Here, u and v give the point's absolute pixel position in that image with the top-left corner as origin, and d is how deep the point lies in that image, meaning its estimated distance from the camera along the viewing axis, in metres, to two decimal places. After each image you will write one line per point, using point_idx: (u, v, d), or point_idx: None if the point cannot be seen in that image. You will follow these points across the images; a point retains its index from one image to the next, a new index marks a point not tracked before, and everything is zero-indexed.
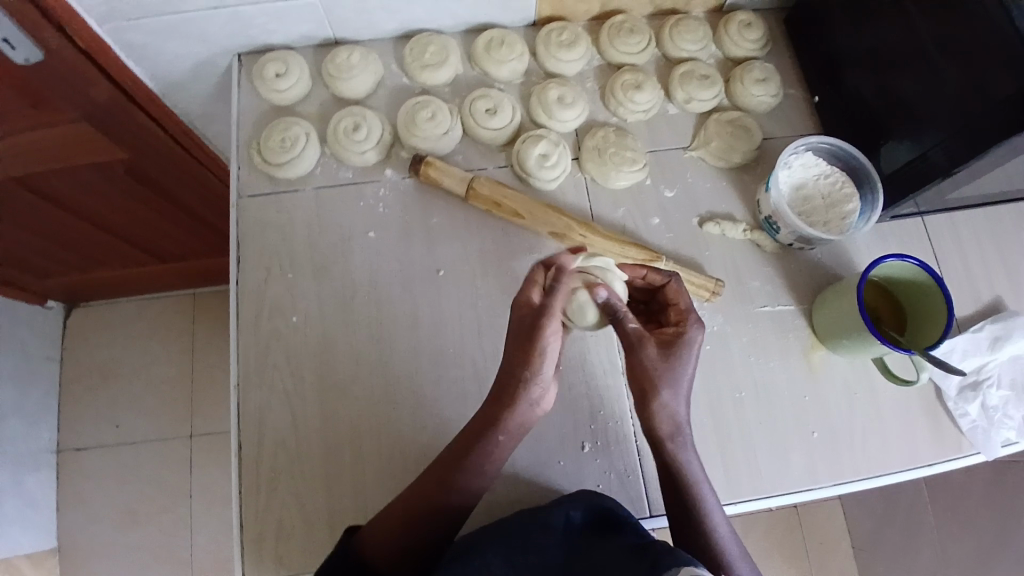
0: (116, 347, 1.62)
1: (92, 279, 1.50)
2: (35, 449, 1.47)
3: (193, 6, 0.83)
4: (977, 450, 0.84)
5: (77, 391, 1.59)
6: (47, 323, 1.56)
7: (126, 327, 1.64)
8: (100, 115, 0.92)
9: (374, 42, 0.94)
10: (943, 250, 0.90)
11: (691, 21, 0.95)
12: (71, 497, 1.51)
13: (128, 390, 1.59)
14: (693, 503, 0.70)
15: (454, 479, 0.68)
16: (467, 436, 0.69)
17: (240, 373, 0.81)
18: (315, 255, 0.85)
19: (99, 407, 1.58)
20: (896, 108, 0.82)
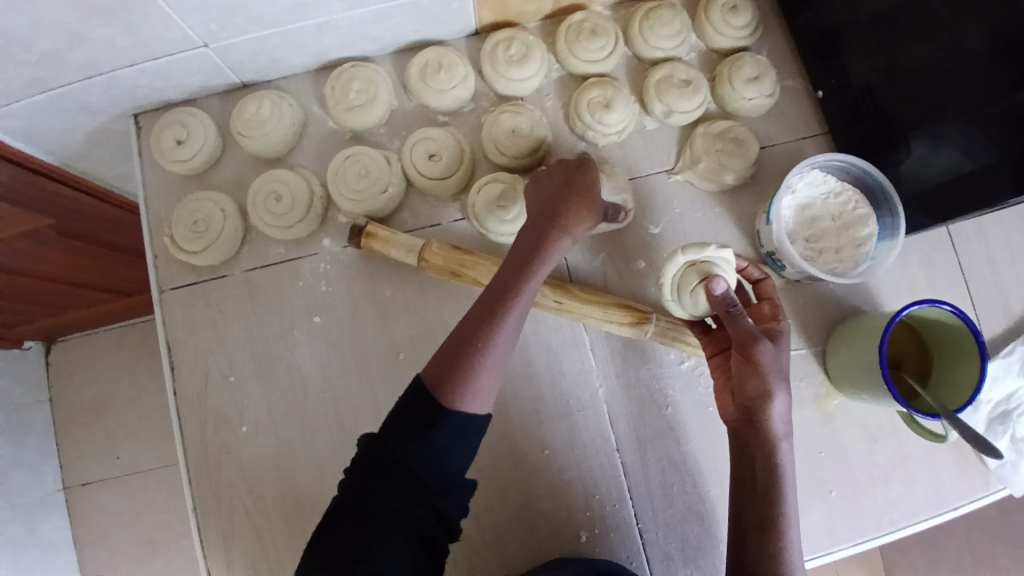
0: (103, 378, 1.26)
1: (56, 325, 1.16)
2: (40, 503, 1.17)
3: (63, 79, 0.68)
4: (1004, 485, 0.74)
5: (72, 433, 1.25)
6: (29, 366, 1.22)
7: (108, 362, 1.27)
8: (13, 195, 0.75)
9: (290, 80, 0.80)
10: (970, 259, 0.78)
11: (665, 10, 0.78)
12: (88, 545, 1.22)
13: (127, 421, 1.26)
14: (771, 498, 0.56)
15: (495, 336, 0.56)
16: (490, 299, 0.58)
17: (194, 498, 0.72)
18: (256, 352, 0.75)
19: (98, 446, 1.25)
20: (910, 115, 0.69)
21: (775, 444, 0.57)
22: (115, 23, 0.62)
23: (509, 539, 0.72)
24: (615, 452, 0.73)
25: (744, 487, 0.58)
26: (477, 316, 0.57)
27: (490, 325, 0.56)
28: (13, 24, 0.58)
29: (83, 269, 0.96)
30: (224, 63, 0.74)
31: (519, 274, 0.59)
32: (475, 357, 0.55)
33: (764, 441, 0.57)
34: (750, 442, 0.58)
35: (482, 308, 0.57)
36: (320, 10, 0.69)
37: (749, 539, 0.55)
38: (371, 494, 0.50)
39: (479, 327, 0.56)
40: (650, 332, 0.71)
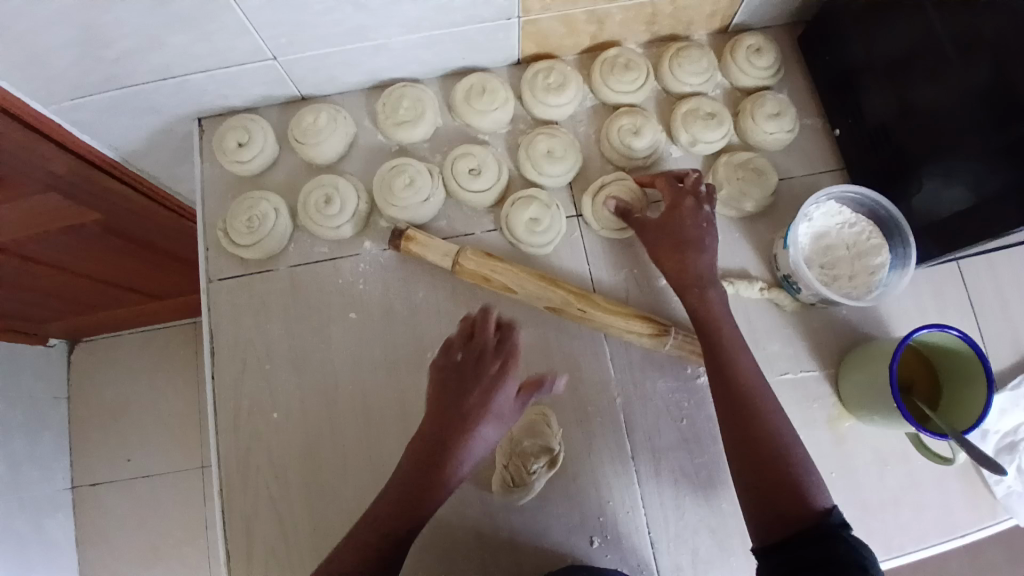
0: (130, 375, 1.31)
1: (90, 323, 1.22)
2: (47, 502, 1.20)
3: (141, 79, 0.75)
4: (1012, 515, 0.75)
5: (88, 432, 1.29)
6: (52, 364, 1.27)
7: (135, 361, 1.32)
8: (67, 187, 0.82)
9: (344, 96, 0.87)
10: (981, 295, 0.81)
11: (693, 50, 0.84)
12: (92, 545, 1.24)
13: (147, 420, 1.29)
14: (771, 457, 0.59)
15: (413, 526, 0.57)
16: (429, 452, 0.58)
17: (222, 479, 0.75)
18: (292, 342, 0.79)
19: (118, 442, 1.28)
20: (921, 152, 0.73)
21: (764, 414, 0.62)
22: (196, 30, 0.69)
23: (523, 540, 0.73)
24: (630, 461, 0.75)
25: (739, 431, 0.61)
26: (406, 500, 0.57)
27: (415, 518, 0.57)
28: (102, 21, 0.65)
29: (121, 266, 1.03)
30: (286, 76, 0.81)
31: (440, 443, 0.57)
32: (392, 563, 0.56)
33: (755, 416, 0.61)
34: (743, 412, 0.62)
35: (422, 456, 0.58)
36: (378, 32, 0.76)
37: (780, 498, 0.57)
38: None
39: (410, 509, 0.57)
40: (669, 344, 0.75)
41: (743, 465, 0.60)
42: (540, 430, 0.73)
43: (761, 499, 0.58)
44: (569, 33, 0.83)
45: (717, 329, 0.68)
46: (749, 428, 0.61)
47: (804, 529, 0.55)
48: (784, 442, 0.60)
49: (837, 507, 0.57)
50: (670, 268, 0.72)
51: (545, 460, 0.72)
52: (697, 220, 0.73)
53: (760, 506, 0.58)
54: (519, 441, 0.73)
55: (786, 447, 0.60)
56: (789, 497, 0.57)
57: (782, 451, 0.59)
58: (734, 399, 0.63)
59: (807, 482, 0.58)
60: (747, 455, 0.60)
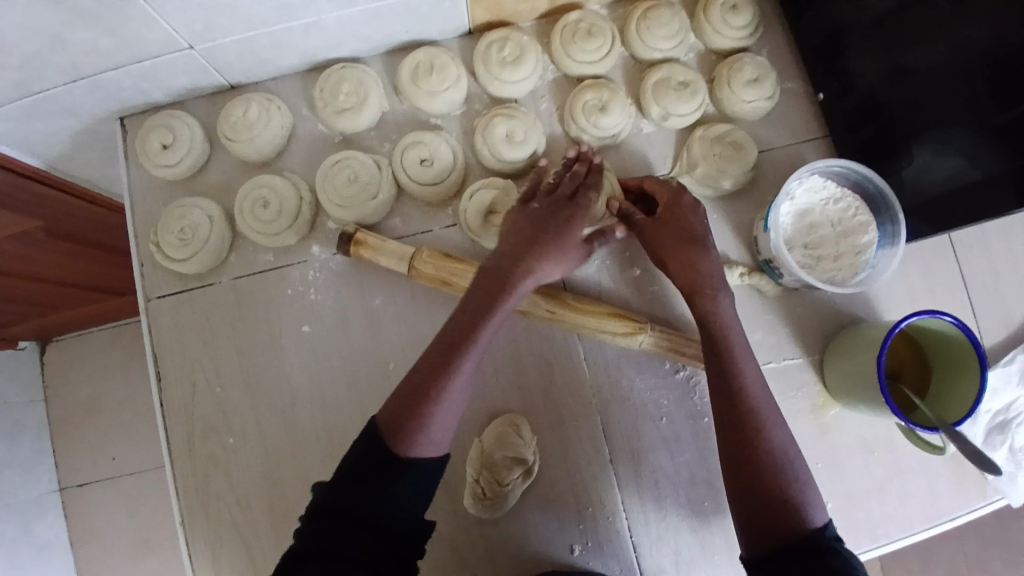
0: (95, 377, 1.26)
1: (48, 325, 1.16)
2: (33, 503, 1.17)
3: (44, 83, 0.66)
4: (1000, 495, 0.73)
5: (61, 437, 1.24)
6: (21, 364, 1.21)
7: (102, 362, 1.26)
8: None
9: (278, 81, 0.78)
10: (973, 267, 0.77)
11: (664, 9, 0.75)
12: (81, 547, 1.22)
13: (121, 422, 1.25)
14: (759, 457, 0.57)
15: (452, 377, 0.57)
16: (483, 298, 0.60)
17: (182, 509, 0.71)
18: (244, 360, 0.73)
19: (91, 447, 1.24)
20: (912, 122, 0.67)
21: (766, 430, 0.58)
22: (94, 25, 0.60)
23: (501, 552, 0.71)
24: (609, 464, 0.72)
25: (730, 442, 0.58)
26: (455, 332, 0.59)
27: (460, 351, 0.58)
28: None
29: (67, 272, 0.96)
30: (210, 65, 0.72)
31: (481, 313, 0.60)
32: (430, 396, 0.56)
33: (757, 433, 0.58)
34: (745, 427, 0.58)
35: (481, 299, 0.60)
36: (308, 11, 0.67)
37: (775, 515, 0.54)
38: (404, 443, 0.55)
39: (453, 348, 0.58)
40: (645, 342, 0.70)
41: (738, 482, 0.57)
42: (511, 441, 0.69)
43: (753, 514, 0.55)
44: None
45: (720, 345, 0.62)
46: (749, 445, 0.57)
47: (794, 542, 0.53)
48: (785, 462, 0.57)
49: (830, 523, 0.54)
50: (676, 271, 0.67)
51: (519, 471, 0.69)
52: (699, 217, 0.68)
53: (747, 517, 0.56)
54: (491, 454, 0.69)
55: (788, 466, 0.57)
56: (783, 510, 0.54)
57: (784, 471, 0.56)
58: (736, 412, 0.59)
59: (804, 498, 0.55)
60: (743, 472, 0.57)
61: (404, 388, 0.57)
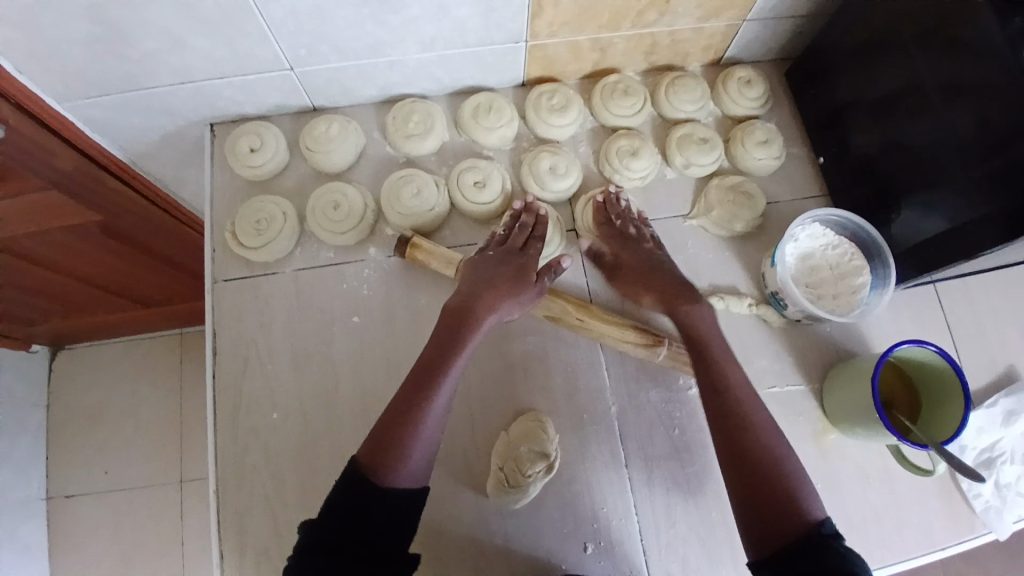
0: (103, 390, 1.33)
1: (71, 329, 1.25)
2: (20, 507, 1.20)
3: (157, 81, 0.78)
4: (988, 529, 0.79)
5: (63, 438, 1.30)
6: (32, 366, 1.29)
7: (113, 372, 1.34)
8: (68, 186, 0.83)
9: (354, 109, 0.90)
10: (957, 316, 0.87)
11: (688, 79, 0.90)
12: (62, 556, 1.24)
13: (119, 435, 1.31)
14: (750, 436, 0.63)
15: (424, 412, 0.63)
16: (444, 335, 0.69)
17: (218, 479, 0.75)
18: (294, 345, 0.80)
19: (89, 455, 1.30)
20: (903, 184, 0.78)
21: (756, 428, 0.64)
22: (217, 36, 0.72)
23: (517, 546, 0.74)
24: (624, 467, 0.77)
25: (729, 422, 0.65)
26: (417, 376, 0.66)
27: (425, 392, 0.64)
28: (131, 22, 0.68)
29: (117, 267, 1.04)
30: (301, 86, 0.84)
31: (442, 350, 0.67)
32: (408, 431, 0.62)
33: (744, 431, 0.64)
34: (738, 430, 0.64)
35: (441, 342, 0.68)
36: (394, 49, 0.80)
37: (772, 514, 0.59)
38: (385, 477, 0.60)
39: (418, 388, 0.65)
40: (662, 355, 0.78)
41: (738, 483, 0.62)
42: (536, 436, 0.75)
43: (756, 502, 0.60)
44: (574, 58, 0.87)
45: (708, 353, 0.70)
46: (742, 439, 0.63)
47: (796, 543, 0.56)
48: (775, 455, 0.62)
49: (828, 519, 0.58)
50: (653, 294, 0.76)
51: (542, 464, 0.73)
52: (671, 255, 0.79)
53: (753, 506, 0.60)
54: (516, 445, 0.74)
55: (777, 458, 0.62)
56: (784, 503, 0.59)
57: (778, 468, 0.61)
58: (732, 415, 0.65)
59: (802, 497, 0.59)
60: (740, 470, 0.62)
61: (380, 429, 0.63)
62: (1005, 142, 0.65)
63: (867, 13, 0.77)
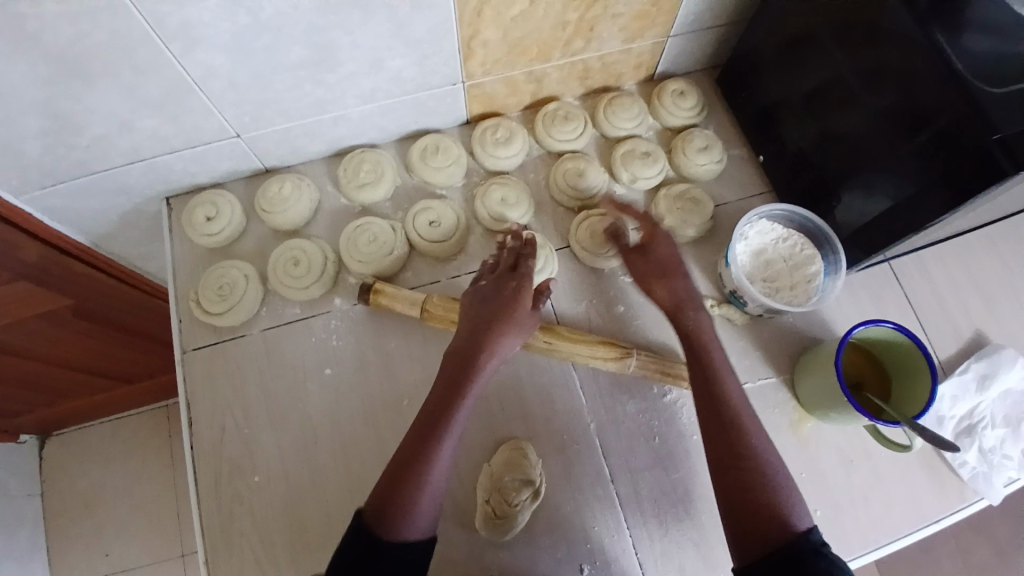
0: (98, 471, 1.33)
1: (55, 415, 1.25)
2: None
3: (106, 163, 0.79)
4: (981, 496, 0.80)
5: (62, 526, 1.30)
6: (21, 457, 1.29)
7: (106, 449, 1.35)
8: (33, 273, 0.83)
9: (305, 165, 0.92)
10: (914, 290, 0.89)
11: (625, 98, 0.93)
12: None
13: (116, 516, 1.31)
14: (748, 446, 0.63)
15: (430, 465, 0.61)
16: (448, 376, 0.66)
17: (205, 550, 0.74)
18: (270, 404, 0.80)
19: (88, 541, 1.29)
20: (840, 171, 0.81)
21: (748, 433, 0.64)
22: (161, 114, 0.74)
23: (514, 575, 0.74)
24: (610, 483, 0.77)
25: (722, 436, 0.64)
26: (427, 415, 0.64)
27: (431, 440, 0.62)
28: (75, 111, 0.70)
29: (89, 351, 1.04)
30: (250, 150, 0.86)
31: (445, 395, 0.65)
32: (411, 483, 0.60)
33: (745, 440, 0.63)
34: (733, 440, 0.63)
35: (446, 386, 0.65)
36: (336, 105, 0.82)
37: (760, 527, 0.59)
38: (391, 530, 0.58)
39: (423, 436, 0.63)
40: (632, 366, 0.79)
41: (728, 497, 0.62)
42: (518, 463, 0.75)
43: (739, 510, 0.60)
44: (511, 92, 0.91)
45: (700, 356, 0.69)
46: (739, 454, 0.62)
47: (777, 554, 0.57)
48: (770, 463, 0.62)
49: (815, 529, 0.58)
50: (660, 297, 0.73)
51: (528, 492, 0.73)
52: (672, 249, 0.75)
53: (739, 513, 0.60)
54: (500, 476, 0.74)
55: (770, 473, 0.61)
56: (772, 520, 0.58)
57: (764, 471, 0.61)
58: (722, 424, 0.64)
59: (788, 508, 0.59)
60: (732, 489, 0.61)
61: (384, 478, 0.61)
62: (919, 122, 0.69)
63: (786, 19, 0.82)
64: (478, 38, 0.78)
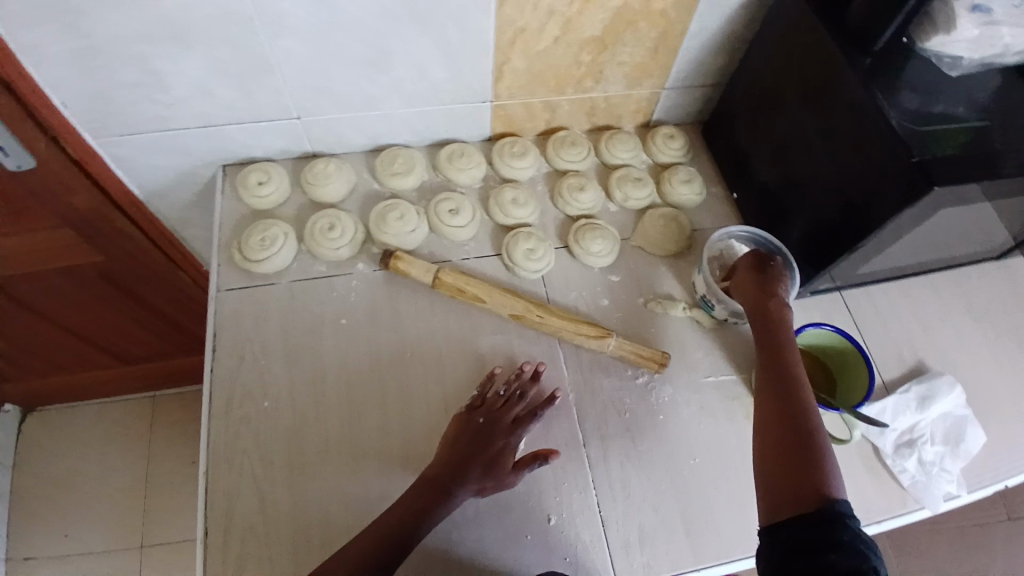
0: (89, 457, 1.46)
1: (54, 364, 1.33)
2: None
3: (181, 123, 0.94)
4: (921, 504, 0.89)
5: (28, 501, 1.41)
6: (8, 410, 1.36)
7: (113, 431, 1.50)
8: (77, 221, 1.00)
9: (347, 154, 1.07)
10: (859, 319, 1.03)
11: (623, 134, 1.11)
12: None
13: (83, 499, 1.42)
14: (801, 419, 0.69)
15: (418, 523, 0.70)
16: (451, 458, 0.76)
17: (208, 462, 0.81)
18: (288, 343, 0.90)
19: (53, 519, 1.39)
20: (797, 202, 0.97)
21: (812, 413, 0.70)
22: (239, 86, 0.90)
23: (488, 517, 0.80)
24: (583, 446, 0.86)
25: (775, 410, 0.71)
26: (426, 481, 0.74)
27: (422, 503, 0.72)
28: (171, 71, 0.85)
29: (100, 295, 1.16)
30: (305, 133, 1.01)
31: (442, 472, 0.74)
32: (403, 525, 0.70)
33: (802, 414, 0.69)
34: (791, 410, 0.70)
35: (446, 456, 0.76)
36: (383, 104, 0.98)
37: (790, 486, 0.64)
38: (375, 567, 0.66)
39: (423, 491, 0.73)
40: (611, 346, 0.90)
41: (767, 461, 0.68)
42: None
43: (775, 472, 0.66)
44: (530, 117, 1.08)
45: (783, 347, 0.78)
46: (794, 426, 0.69)
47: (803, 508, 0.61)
48: (823, 442, 0.67)
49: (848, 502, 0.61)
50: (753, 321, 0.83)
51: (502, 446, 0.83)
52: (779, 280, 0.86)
53: (772, 475, 0.66)
54: None
55: (821, 446, 0.66)
56: (808, 483, 0.63)
57: (818, 445, 0.66)
58: (789, 401, 0.71)
59: (827, 476, 0.63)
60: (772, 452, 0.68)
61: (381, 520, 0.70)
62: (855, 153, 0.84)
63: (758, 75, 1.00)
64: (508, 65, 0.96)
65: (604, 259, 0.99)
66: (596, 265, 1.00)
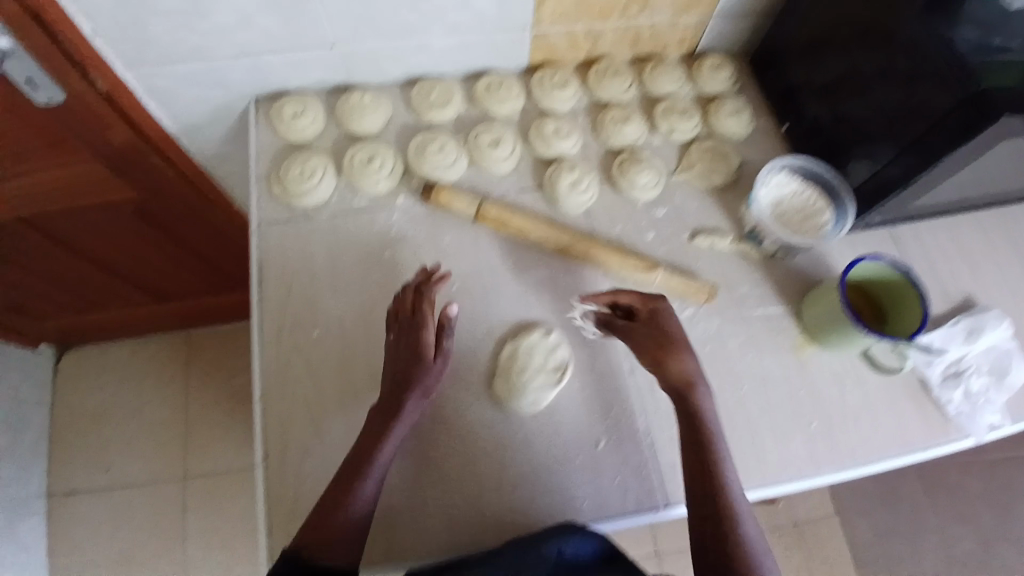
0: (127, 398, 1.49)
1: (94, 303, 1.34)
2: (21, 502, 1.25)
3: (219, 54, 0.90)
4: (965, 433, 0.88)
5: (64, 441, 1.44)
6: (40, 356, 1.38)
7: (147, 369, 1.53)
8: (113, 159, 0.98)
9: (381, 86, 1.04)
10: (908, 254, 1.01)
11: (668, 64, 1.07)
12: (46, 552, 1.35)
13: (119, 439, 1.45)
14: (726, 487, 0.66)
15: (361, 481, 0.68)
16: (382, 405, 0.71)
17: (262, 388, 0.82)
18: (334, 275, 0.89)
19: (91, 457, 1.43)
20: (845, 136, 0.93)
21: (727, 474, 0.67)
22: (278, 11, 0.86)
23: (537, 443, 0.81)
24: (629, 375, 0.86)
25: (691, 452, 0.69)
26: (367, 432, 0.70)
27: (367, 461, 0.69)
28: None
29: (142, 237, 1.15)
30: (340, 64, 0.98)
31: (382, 422, 0.70)
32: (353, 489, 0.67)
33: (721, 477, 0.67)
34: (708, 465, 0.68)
35: (382, 408, 0.71)
36: (423, 31, 0.94)
37: (736, 548, 0.63)
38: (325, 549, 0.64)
39: (365, 450, 0.69)
40: (658, 278, 0.90)
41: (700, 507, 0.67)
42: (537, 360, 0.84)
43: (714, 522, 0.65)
44: (572, 46, 1.03)
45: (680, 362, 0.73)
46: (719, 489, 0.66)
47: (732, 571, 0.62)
48: (743, 518, 0.65)
49: None
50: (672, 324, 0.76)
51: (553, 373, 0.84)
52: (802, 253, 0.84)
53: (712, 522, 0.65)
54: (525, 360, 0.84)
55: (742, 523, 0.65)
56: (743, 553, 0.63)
57: (739, 520, 0.65)
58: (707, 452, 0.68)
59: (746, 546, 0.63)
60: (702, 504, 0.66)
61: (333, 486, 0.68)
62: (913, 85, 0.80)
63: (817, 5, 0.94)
64: None
65: (650, 191, 0.97)
66: (641, 197, 0.97)
